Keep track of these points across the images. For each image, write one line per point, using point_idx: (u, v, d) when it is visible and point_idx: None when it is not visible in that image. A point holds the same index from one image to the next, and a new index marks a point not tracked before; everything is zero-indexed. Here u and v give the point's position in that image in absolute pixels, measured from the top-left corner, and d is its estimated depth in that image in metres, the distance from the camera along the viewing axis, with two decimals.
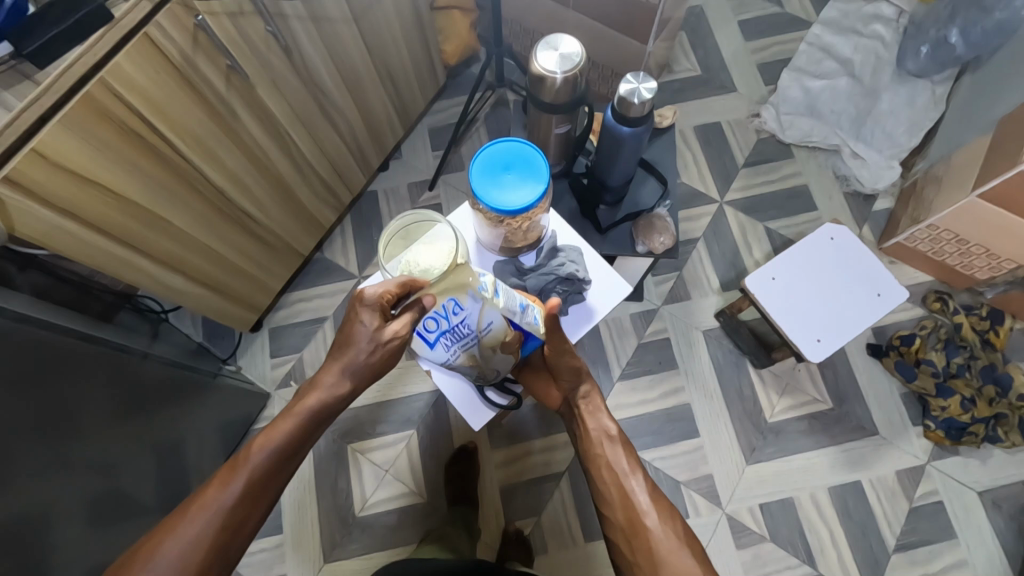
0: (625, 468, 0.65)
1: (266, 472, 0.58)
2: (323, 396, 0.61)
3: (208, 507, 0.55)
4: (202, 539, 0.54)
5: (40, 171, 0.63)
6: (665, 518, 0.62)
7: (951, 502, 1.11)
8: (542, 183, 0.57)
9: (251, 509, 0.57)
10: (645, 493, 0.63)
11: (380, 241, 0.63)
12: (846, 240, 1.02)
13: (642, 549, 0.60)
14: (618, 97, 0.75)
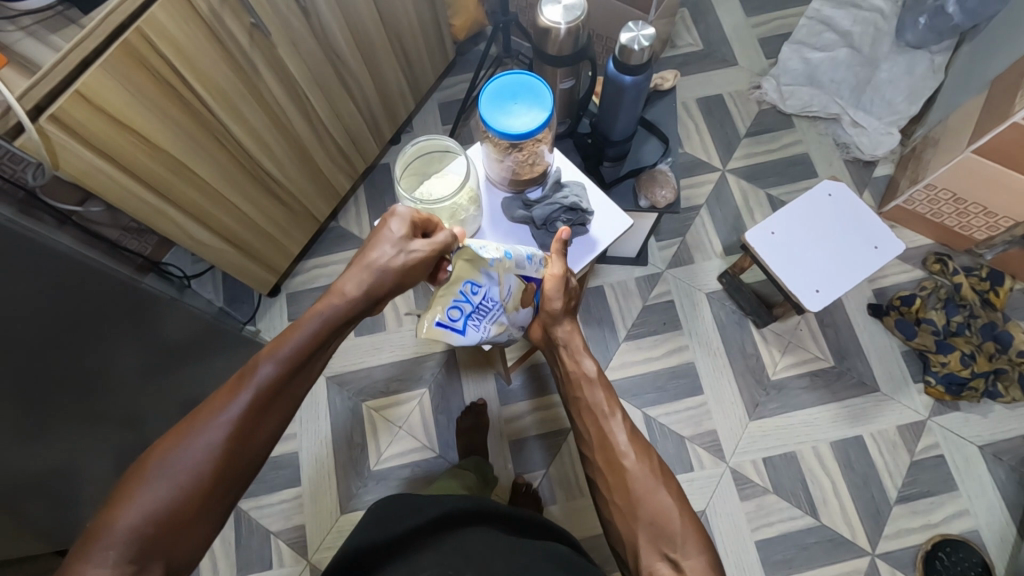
0: (606, 411, 0.61)
1: (279, 380, 0.51)
2: (337, 304, 0.54)
3: (221, 415, 0.49)
4: (213, 448, 0.48)
5: (83, 112, 0.68)
6: (645, 457, 0.58)
7: (951, 455, 1.14)
8: (545, 111, 0.61)
9: (267, 417, 0.51)
10: (624, 433, 0.59)
11: (399, 161, 0.67)
12: (843, 196, 1.05)
13: (619, 489, 0.56)
14: (619, 46, 0.79)
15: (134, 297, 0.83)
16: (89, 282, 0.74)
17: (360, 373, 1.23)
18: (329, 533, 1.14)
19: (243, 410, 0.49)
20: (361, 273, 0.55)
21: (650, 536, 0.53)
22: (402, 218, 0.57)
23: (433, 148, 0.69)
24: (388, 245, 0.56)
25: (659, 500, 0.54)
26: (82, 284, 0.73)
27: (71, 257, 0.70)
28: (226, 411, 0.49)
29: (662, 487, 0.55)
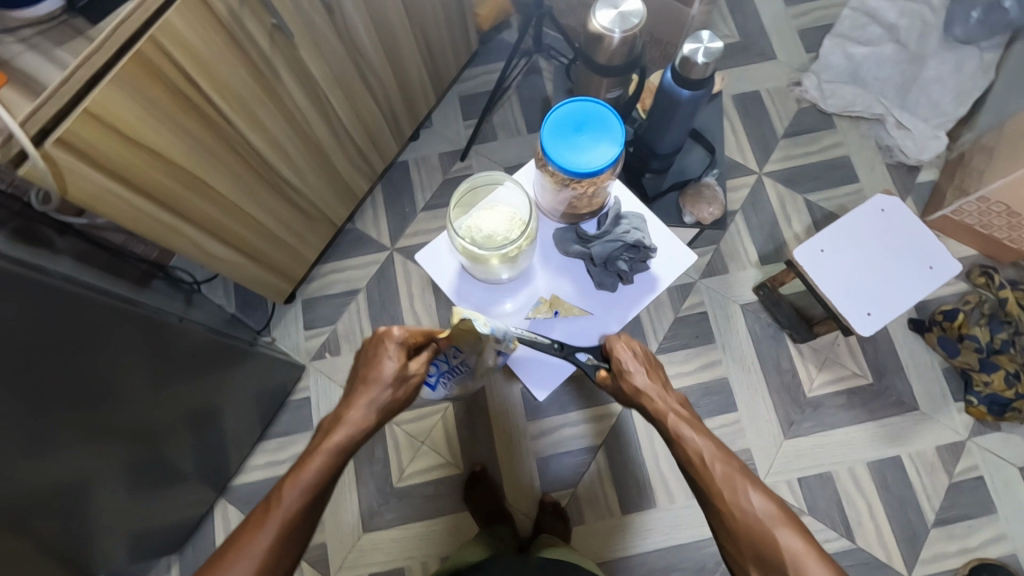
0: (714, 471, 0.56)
1: (299, 518, 0.54)
2: (349, 431, 0.58)
3: (244, 558, 0.51)
4: None
5: (92, 132, 0.61)
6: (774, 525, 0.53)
7: (991, 476, 1.11)
8: (616, 145, 0.55)
9: (283, 556, 0.53)
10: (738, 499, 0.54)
11: (455, 195, 0.63)
12: (896, 212, 0.99)
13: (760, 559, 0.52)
14: (681, 57, 0.72)
15: (128, 320, 0.77)
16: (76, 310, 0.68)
17: None
18: (351, 553, 1.11)
19: (268, 546, 0.52)
20: (368, 398, 0.60)
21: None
22: (391, 352, 0.61)
23: (493, 184, 0.64)
24: (389, 373, 0.60)
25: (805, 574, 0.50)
26: (69, 314, 0.67)
27: (52, 284, 0.64)
28: (248, 546, 0.52)
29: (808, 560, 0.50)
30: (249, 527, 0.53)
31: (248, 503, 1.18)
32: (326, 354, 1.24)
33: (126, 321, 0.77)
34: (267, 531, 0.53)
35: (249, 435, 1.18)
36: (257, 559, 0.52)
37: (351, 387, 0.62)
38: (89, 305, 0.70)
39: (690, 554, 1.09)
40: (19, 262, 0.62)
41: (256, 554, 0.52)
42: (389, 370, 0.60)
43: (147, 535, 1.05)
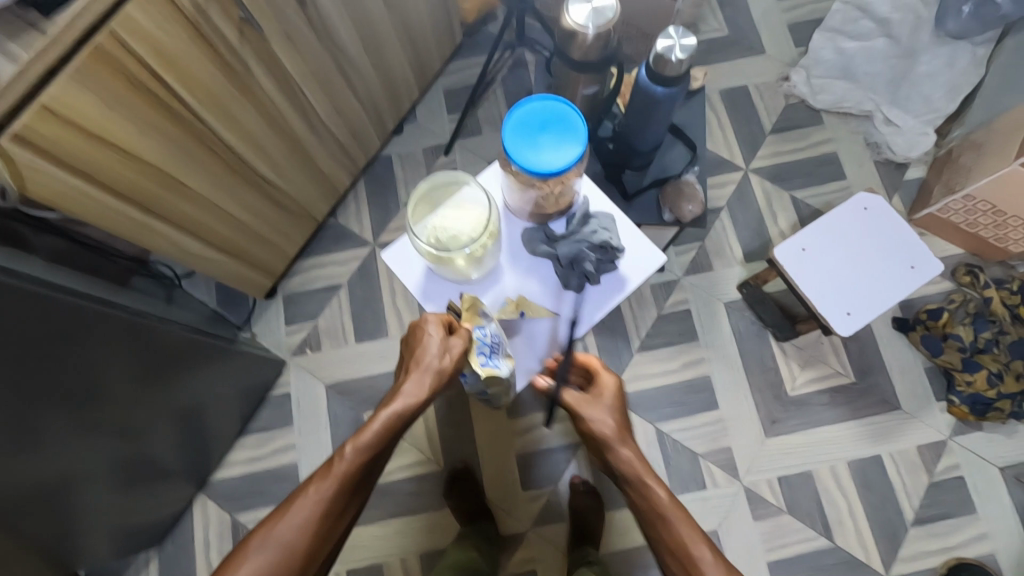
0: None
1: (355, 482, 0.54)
2: (404, 403, 0.56)
3: (300, 519, 0.52)
4: (296, 547, 0.51)
5: (53, 129, 0.60)
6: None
7: (973, 475, 1.11)
8: (579, 144, 0.54)
9: (337, 517, 0.54)
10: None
11: (413, 198, 0.61)
12: (880, 210, 0.98)
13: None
14: (655, 54, 0.71)
15: (104, 322, 0.76)
16: (44, 312, 0.67)
17: (362, 381, 1.21)
18: None
19: (320, 502, 0.52)
20: (417, 375, 0.57)
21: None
22: (433, 325, 0.59)
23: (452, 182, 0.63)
24: (434, 348, 0.57)
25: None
26: (35, 316, 0.66)
27: (16, 285, 0.63)
28: (304, 501, 0.52)
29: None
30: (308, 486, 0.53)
31: (229, 499, 1.18)
32: (307, 350, 1.23)
33: (100, 323, 0.76)
34: (323, 488, 0.53)
35: (229, 431, 1.17)
36: (310, 516, 0.52)
37: (406, 353, 0.61)
38: (58, 308, 0.69)
39: None
40: None
41: (310, 511, 0.52)
42: (435, 343, 0.58)
43: (128, 532, 1.05)
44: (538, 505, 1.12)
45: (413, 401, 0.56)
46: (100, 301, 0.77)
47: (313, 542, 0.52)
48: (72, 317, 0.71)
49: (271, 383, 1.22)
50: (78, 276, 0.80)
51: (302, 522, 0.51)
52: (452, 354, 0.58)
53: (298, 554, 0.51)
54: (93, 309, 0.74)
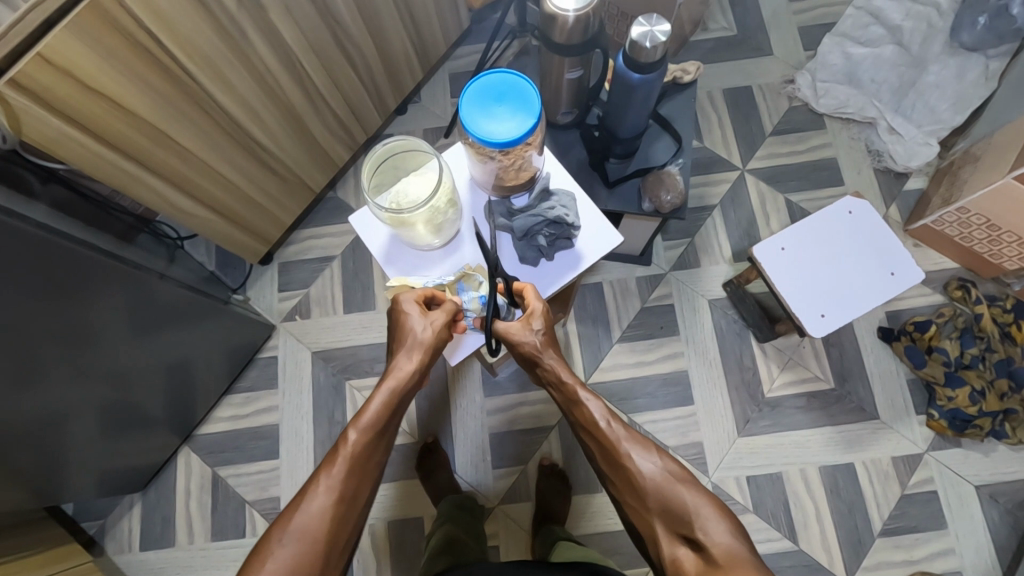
0: (601, 418, 0.64)
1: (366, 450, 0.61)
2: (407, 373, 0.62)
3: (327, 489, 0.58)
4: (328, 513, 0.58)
5: (47, 77, 0.64)
6: (658, 460, 0.62)
7: (945, 490, 1.09)
8: (532, 118, 0.57)
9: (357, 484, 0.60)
10: (620, 433, 0.64)
11: (364, 169, 0.63)
12: (863, 215, 0.98)
13: (633, 495, 0.62)
14: (631, 40, 0.73)
15: (106, 274, 0.82)
16: (48, 257, 0.72)
17: (347, 351, 1.25)
18: None
19: (324, 515, 0.57)
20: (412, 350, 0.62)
21: (672, 532, 0.60)
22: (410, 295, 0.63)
23: (400, 149, 0.64)
24: (417, 319, 0.62)
25: (673, 494, 0.60)
26: (38, 260, 0.71)
27: (18, 227, 0.68)
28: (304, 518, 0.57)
29: (673, 484, 0.61)
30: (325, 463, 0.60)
31: (211, 452, 1.23)
32: (297, 317, 1.27)
33: (103, 273, 0.81)
34: (325, 502, 0.58)
35: (216, 388, 1.22)
36: (314, 530, 0.57)
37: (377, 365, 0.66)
38: (65, 255, 0.74)
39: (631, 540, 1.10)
40: None
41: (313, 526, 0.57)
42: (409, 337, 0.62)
43: (113, 473, 1.10)
44: (505, 483, 1.14)
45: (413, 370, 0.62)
46: (105, 252, 0.82)
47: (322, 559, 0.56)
48: (72, 263, 0.76)
49: (259, 345, 1.26)
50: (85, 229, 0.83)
51: (307, 536, 0.56)
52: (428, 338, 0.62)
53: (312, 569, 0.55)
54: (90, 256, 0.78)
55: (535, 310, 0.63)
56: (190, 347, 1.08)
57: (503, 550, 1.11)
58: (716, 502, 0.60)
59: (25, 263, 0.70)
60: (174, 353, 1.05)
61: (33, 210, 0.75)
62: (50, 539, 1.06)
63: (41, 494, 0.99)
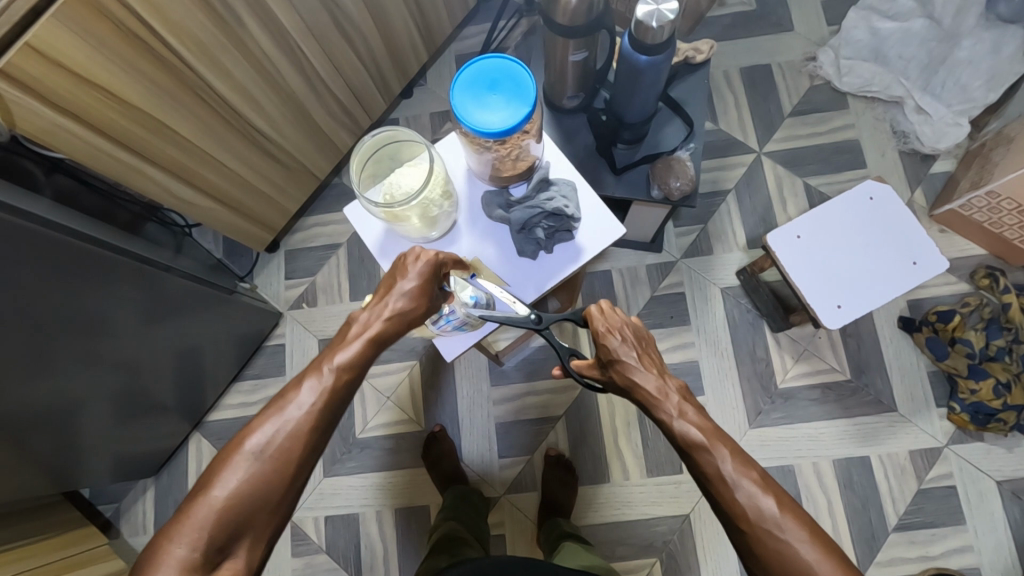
0: (724, 471, 0.57)
1: (347, 377, 0.55)
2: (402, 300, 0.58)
3: (299, 404, 0.53)
4: (298, 431, 0.53)
5: (36, 67, 0.63)
6: (785, 519, 0.55)
7: (964, 486, 1.06)
8: (527, 105, 0.54)
9: (333, 407, 0.55)
10: (748, 484, 0.56)
11: (352, 163, 0.60)
12: (885, 201, 0.94)
13: (750, 552, 0.57)
14: (636, 21, 0.69)
15: (112, 266, 0.82)
16: (45, 251, 0.72)
17: None
18: (311, 494, 1.15)
19: (314, 406, 0.54)
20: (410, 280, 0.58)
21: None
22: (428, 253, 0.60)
23: (390, 139, 0.62)
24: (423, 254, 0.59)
25: (797, 552, 0.54)
26: (38, 255, 0.71)
27: (13, 222, 0.67)
28: (291, 406, 0.53)
29: (803, 548, 0.54)
30: (303, 375, 0.55)
31: (223, 437, 1.25)
32: (304, 305, 1.28)
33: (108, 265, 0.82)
34: (314, 392, 0.54)
35: (225, 375, 1.23)
36: (302, 419, 0.53)
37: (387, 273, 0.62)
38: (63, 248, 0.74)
39: (637, 531, 1.09)
40: None
41: (300, 418, 0.53)
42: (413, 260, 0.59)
43: (127, 458, 1.13)
44: (511, 473, 1.14)
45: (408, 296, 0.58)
46: (106, 244, 0.82)
47: (309, 446, 0.53)
48: (72, 257, 0.76)
49: (266, 333, 1.26)
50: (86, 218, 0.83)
51: (294, 426, 0.53)
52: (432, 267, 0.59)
53: (296, 459, 0.52)
54: (90, 249, 0.77)
55: (607, 339, 0.61)
56: (198, 335, 1.08)
57: (508, 539, 1.11)
58: (846, 565, 0.54)
59: (25, 257, 0.70)
60: (184, 342, 1.05)
61: (34, 201, 0.75)
62: (68, 523, 1.09)
63: (58, 479, 1.01)
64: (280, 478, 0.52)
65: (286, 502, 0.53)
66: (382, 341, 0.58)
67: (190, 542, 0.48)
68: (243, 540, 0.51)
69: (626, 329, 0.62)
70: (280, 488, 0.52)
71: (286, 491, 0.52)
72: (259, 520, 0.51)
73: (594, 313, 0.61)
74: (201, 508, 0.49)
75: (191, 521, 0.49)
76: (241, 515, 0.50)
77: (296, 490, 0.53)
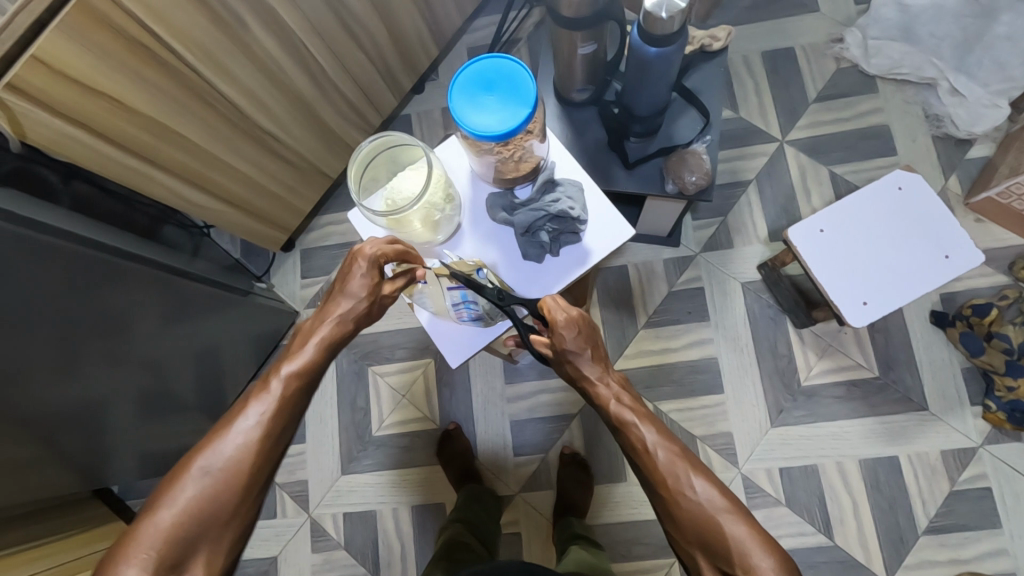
0: (652, 443, 0.58)
1: (296, 391, 0.56)
2: (348, 308, 0.58)
3: (249, 419, 0.54)
4: (250, 445, 0.53)
5: (43, 79, 0.64)
6: (707, 488, 0.56)
7: (1000, 488, 1.01)
8: (526, 106, 0.52)
9: (284, 420, 0.55)
10: (668, 453, 0.58)
11: (352, 170, 0.59)
12: (915, 192, 0.89)
13: (671, 522, 0.57)
14: (644, 11, 0.66)
15: (126, 273, 0.83)
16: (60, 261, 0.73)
17: None
18: (329, 491, 1.16)
19: (262, 419, 0.54)
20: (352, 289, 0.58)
21: (709, 557, 0.55)
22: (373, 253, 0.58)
23: (390, 144, 0.60)
24: (364, 260, 0.58)
25: (709, 517, 0.55)
26: (56, 264, 0.73)
27: (27, 234, 0.68)
28: (239, 423, 0.54)
29: (727, 519, 0.55)
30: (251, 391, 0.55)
31: None
32: (319, 303, 1.29)
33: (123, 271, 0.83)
34: (261, 406, 0.54)
35: (244, 374, 1.25)
36: (251, 433, 0.53)
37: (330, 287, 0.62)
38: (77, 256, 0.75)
39: (654, 531, 1.07)
40: None
41: (250, 430, 0.53)
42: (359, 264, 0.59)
43: (151, 457, 1.16)
44: (526, 471, 1.13)
45: (353, 303, 0.58)
46: (120, 251, 0.83)
47: (262, 461, 0.53)
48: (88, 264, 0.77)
49: (282, 331, 1.28)
50: (100, 226, 0.84)
51: (244, 440, 0.53)
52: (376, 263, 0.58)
53: (246, 472, 0.52)
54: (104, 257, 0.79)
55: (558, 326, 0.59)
56: (216, 337, 1.10)
57: (524, 538, 1.10)
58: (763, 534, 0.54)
59: (44, 266, 0.71)
60: (201, 344, 1.07)
61: (47, 211, 0.76)
62: (96, 519, 1.13)
63: (86, 477, 1.04)
64: (231, 494, 0.52)
65: (241, 516, 0.53)
66: (330, 350, 0.58)
67: (139, 563, 0.48)
68: (198, 558, 0.51)
69: (580, 321, 0.60)
70: (232, 504, 0.52)
71: (239, 506, 0.52)
72: (212, 536, 0.51)
73: (554, 304, 0.58)
74: (152, 528, 0.49)
75: (140, 542, 0.49)
76: (192, 532, 0.50)
77: (251, 506, 0.53)
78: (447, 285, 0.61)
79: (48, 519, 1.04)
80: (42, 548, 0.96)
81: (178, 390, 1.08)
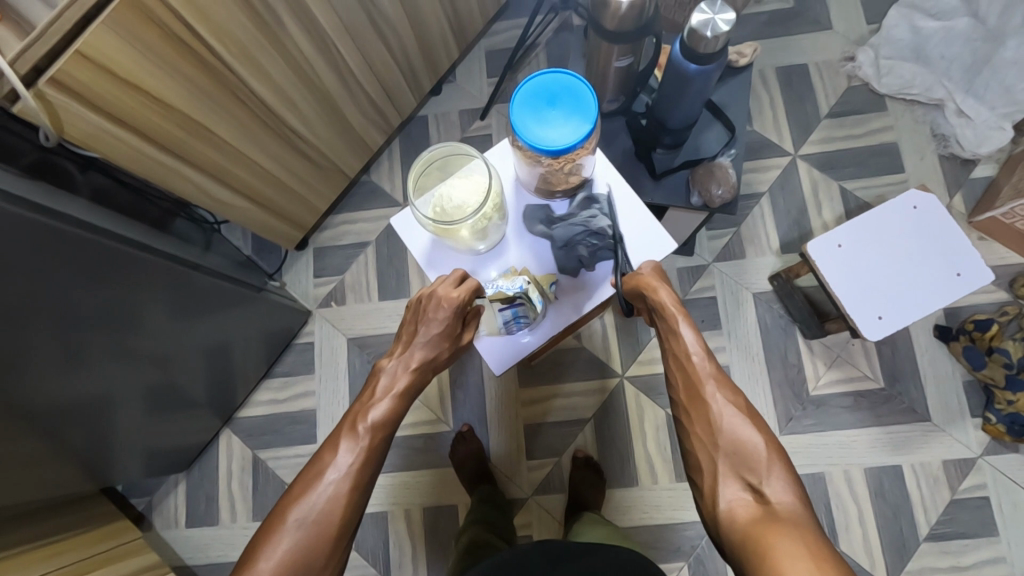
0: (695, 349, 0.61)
1: (377, 441, 0.58)
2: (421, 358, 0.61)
3: (337, 470, 0.56)
4: (338, 496, 0.55)
5: (86, 74, 0.63)
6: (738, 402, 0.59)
7: (998, 497, 1.05)
8: (588, 122, 0.53)
9: (367, 470, 0.57)
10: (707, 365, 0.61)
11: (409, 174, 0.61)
12: (929, 211, 0.92)
13: (702, 426, 0.59)
14: (689, 29, 0.67)
15: (148, 266, 0.82)
16: (89, 256, 0.72)
17: (382, 337, 1.26)
18: None
19: (349, 470, 0.56)
20: (428, 338, 0.61)
21: (733, 468, 0.57)
22: (443, 291, 0.61)
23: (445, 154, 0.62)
24: (443, 308, 0.61)
25: (739, 424, 0.58)
26: (85, 257, 0.72)
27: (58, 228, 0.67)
28: (328, 474, 0.56)
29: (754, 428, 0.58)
30: (336, 442, 0.58)
31: (251, 434, 1.27)
32: (332, 303, 1.29)
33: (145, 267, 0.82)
34: (349, 458, 0.57)
35: (255, 372, 1.25)
36: (341, 484, 0.56)
37: (398, 332, 0.65)
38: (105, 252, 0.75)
39: (666, 536, 1.09)
40: (31, 203, 0.66)
41: (338, 480, 0.56)
42: (432, 309, 0.61)
43: (160, 455, 1.14)
44: (539, 475, 1.14)
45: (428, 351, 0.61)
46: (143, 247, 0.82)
47: (350, 509, 0.55)
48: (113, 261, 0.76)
49: (295, 330, 1.27)
50: (123, 220, 0.83)
51: (333, 492, 0.55)
52: (454, 311, 0.61)
53: (336, 525, 0.54)
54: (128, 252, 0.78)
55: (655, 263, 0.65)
56: (230, 333, 1.09)
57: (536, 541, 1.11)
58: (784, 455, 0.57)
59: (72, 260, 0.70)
60: (215, 340, 1.06)
61: (74, 204, 0.75)
62: (103, 517, 1.12)
63: (96, 475, 1.03)
64: (323, 543, 0.54)
65: (332, 565, 0.55)
66: (406, 400, 0.61)
67: None
68: None
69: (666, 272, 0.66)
70: (324, 553, 0.54)
71: (330, 555, 0.54)
72: None
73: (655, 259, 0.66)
74: None
75: None
76: None
77: (340, 553, 0.55)
78: (497, 308, 0.63)
79: (56, 516, 1.03)
80: (55, 545, 0.95)
81: (190, 387, 1.07)
